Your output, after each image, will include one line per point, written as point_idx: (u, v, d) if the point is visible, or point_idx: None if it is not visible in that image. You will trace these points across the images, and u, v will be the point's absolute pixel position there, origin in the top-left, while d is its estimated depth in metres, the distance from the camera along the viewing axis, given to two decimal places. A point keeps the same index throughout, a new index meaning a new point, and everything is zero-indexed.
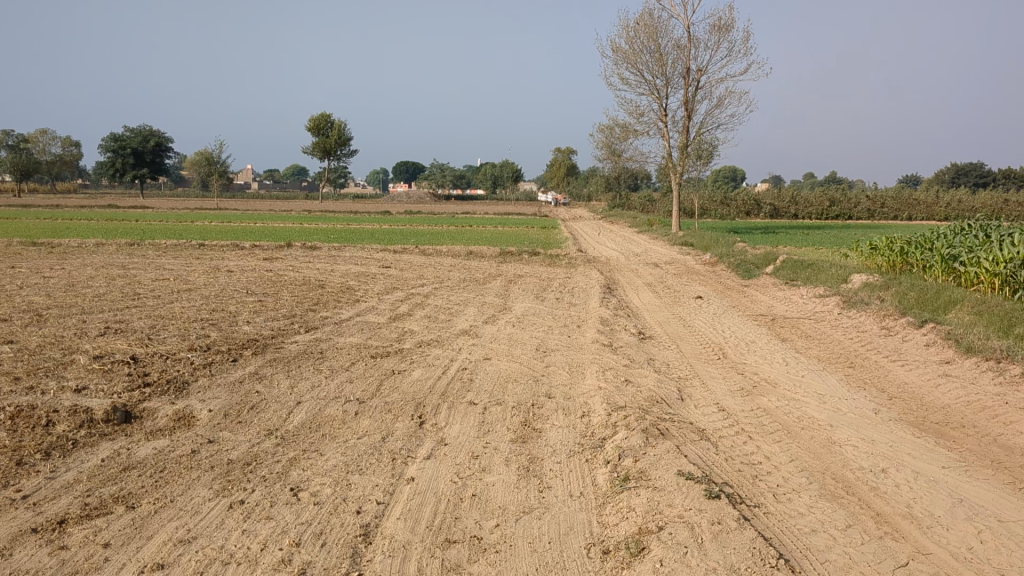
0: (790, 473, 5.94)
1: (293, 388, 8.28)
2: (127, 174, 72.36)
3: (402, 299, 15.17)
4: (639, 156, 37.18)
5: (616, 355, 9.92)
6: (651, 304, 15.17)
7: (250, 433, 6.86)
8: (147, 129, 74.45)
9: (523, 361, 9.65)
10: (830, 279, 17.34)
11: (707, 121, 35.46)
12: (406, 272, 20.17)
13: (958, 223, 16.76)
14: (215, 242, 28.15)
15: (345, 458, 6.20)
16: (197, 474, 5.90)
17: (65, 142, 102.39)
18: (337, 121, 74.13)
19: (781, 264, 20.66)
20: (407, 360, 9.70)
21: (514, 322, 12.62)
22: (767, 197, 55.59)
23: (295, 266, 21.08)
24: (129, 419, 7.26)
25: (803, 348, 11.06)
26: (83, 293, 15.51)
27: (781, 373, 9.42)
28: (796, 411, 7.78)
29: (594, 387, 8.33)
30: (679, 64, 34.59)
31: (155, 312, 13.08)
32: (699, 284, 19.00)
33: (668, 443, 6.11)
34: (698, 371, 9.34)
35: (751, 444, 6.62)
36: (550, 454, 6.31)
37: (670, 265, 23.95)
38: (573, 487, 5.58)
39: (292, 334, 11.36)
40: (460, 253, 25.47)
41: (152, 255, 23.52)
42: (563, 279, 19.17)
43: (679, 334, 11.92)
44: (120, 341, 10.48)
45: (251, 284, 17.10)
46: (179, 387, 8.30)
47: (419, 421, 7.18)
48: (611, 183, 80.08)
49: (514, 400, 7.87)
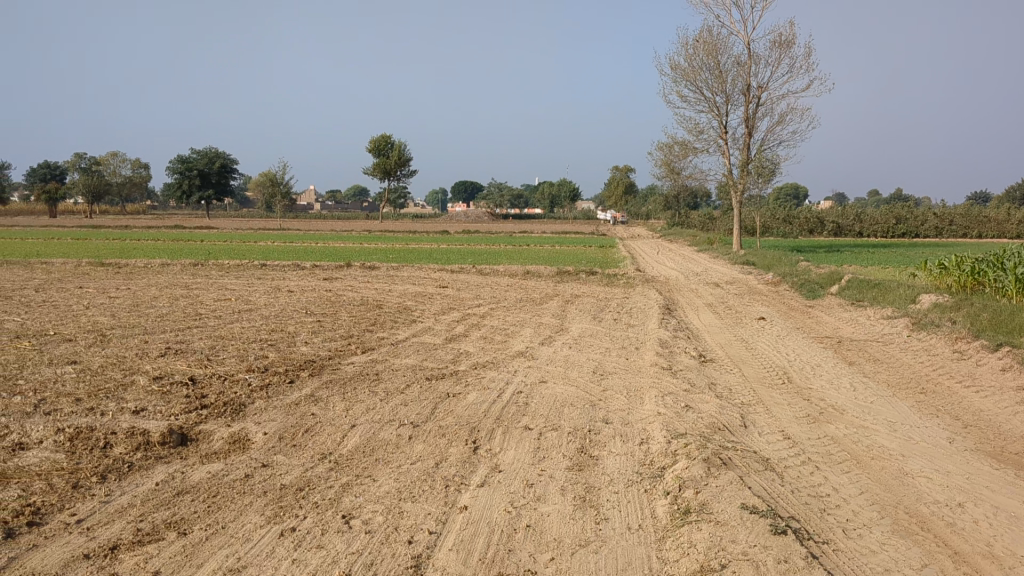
0: (860, 506, 5.66)
1: (348, 411, 8.21)
2: (193, 196, 73.97)
3: (458, 319, 15.10)
4: (699, 174, 36.78)
5: (676, 379, 9.67)
6: (712, 325, 14.87)
7: (304, 457, 6.79)
8: (213, 151, 76.15)
9: (580, 385, 9.47)
10: (899, 300, 16.83)
11: (768, 138, 34.96)
12: (463, 292, 20.11)
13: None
14: (277, 262, 28.51)
15: (398, 484, 6.09)
16: (249, 500, 5.85)
17: (135, 165, 105.17)
18: (397, 142, 74.90)
19: (847, 284, 20.14)
20: (462, 382, 9.59)
21: (571, 344, 12.44)
22: (830, 214, 54.81)
23: (354, 286, 21.19)
24: (184, 441, 7.26)
25: (871, 372, 10.68)
26: (146, 313, 15.76)
27: (848, 399, 9.09)
28: (866, 439, 7.47)
29: (653, 412, 8.11)
30: (739, 81, 34.16)
31: (215, 332, 13.22)
32: (761, 304, 18.61)
33: (730, 473, 5.88)
34: (762, 397, 9.05)
35: (818, 475, 6.36)
36: (607, 483, 6.12)
37: (731, 284, 23.54)
38: (632, 519, 5.39)
39: (349, 355, 11.34)
40: (518, 272, 25.37)
41: (215, 275, 23.88)
42: (621, 299, 18.94)
43: (742, 357, 11.63)
44: (180, 362, 10.56)
45: (310, 304, 17.20)
46: (235, 409, 8.29)
47: (474, 446, 7.04)
48: (671, 202, 79.41)
49: (570, 426, 7.69)
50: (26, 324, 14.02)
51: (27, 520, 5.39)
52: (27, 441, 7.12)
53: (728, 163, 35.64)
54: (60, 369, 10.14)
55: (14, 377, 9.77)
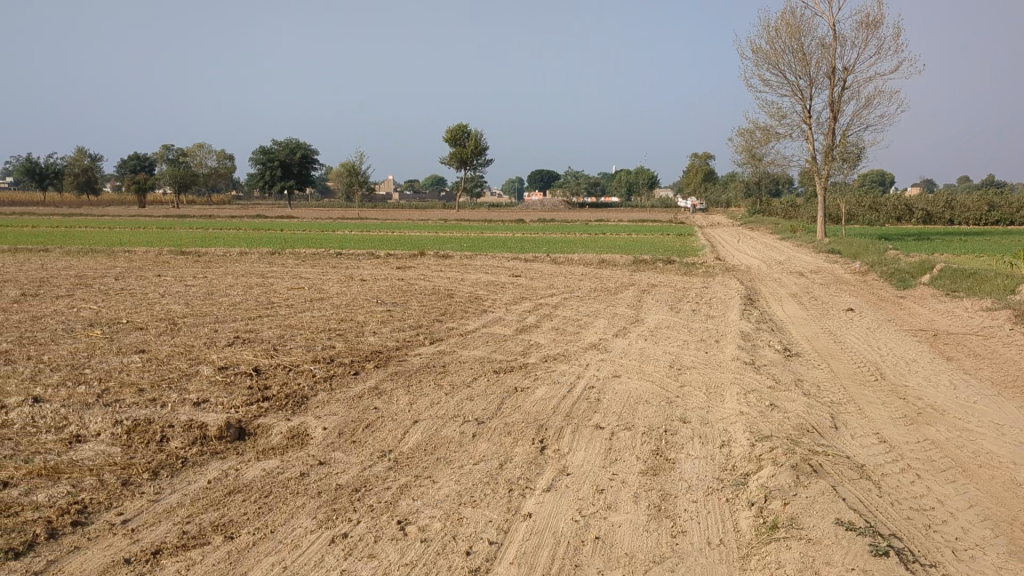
0: (970, 523, 5.05)
1: (411, 405, 7.87)
2: (275, 186, 75.19)
3: (530, 310, 14.66)
4: (781, 160, 35.66)
5: (759, 375, 9.10)
6: (797, 317, 14.17)
7: (364, 454, 6.47)
8: (293, 141, 77.07)
9: (656, 380, 8.95)
10: (996, 290, 15.88)
11: (855, 123, 33.62)
12: (536, 281, 19.72)
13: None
14: (352, 250, 28.46)
15: (459, 487, 5.69)
16: (302, 501, 5.52)
17: (220, 156, 107.54)
18: (474, 131, 74.78)
19: (939, 274, 19.12)
20: (532, 376, 9.17)
21: (647, 336, 11.92)
22: (920, 201, 52.73)
23: (426, 275, 20.95)
24: (242, 436, 7.01)
25: (972, 368, 9.94)
26: (219, 302, 15.70)
27: (949, 398, 8.40)
28: (971, 444, 6.81)
29: (734, 412, 7.56)
30: (824, 64, 32.88)
31: (285, 321, 13.07)
32: (849, 295, 17.72)
33: (823, 483, 5.35)
34: (853, 395, 8.42)
35: (919, 484, 5.77)
36: (685, 490, 5.64)
37: (815, 273, 22.61)
38: (712, 533, 4.90)
39: (416, 346, 11.01)
40: (593, 261, 24.85)
41: (291, 264, 23.93)
42: (699, 289, 18.30)
43: (830, 351, 10.97)
44: (246, 352, 10.38)
45: (382, 293, 17.00)
46: (297, 401, 8.01)
47: (540, 446, 6.62)
48: (752, 190, 77.54)
49: (645, 425, 7.20)
50: (102, 312, 14.08)
51: (71, 520, 5.16)
52: (83, 434, 6.95)
53: (812, 149, 34.43)
54: (126, 358, 10.04)
55: (81, 365, 9.71)
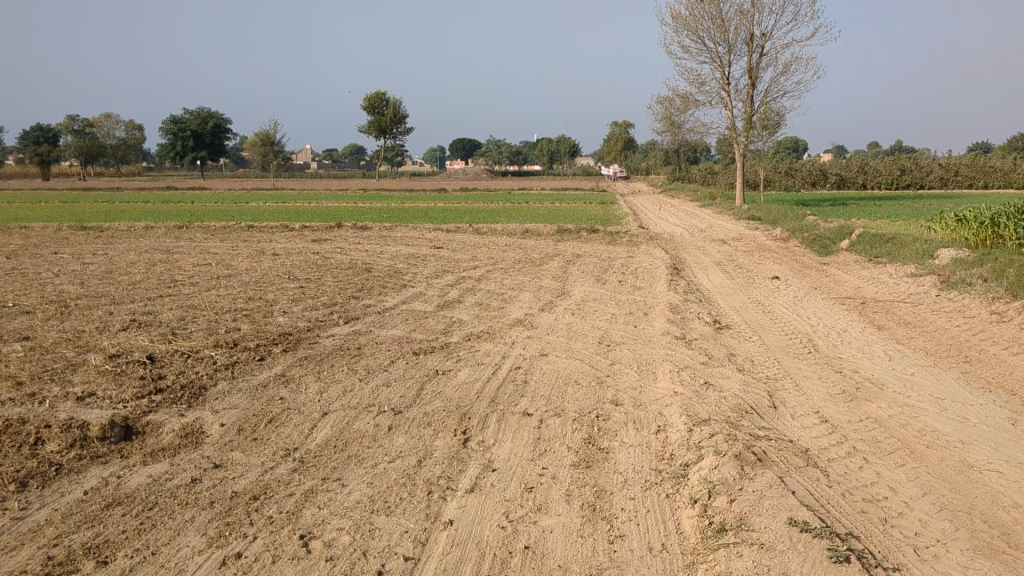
0: (927, 515, 4.68)
1: (321, 394, 7.23)
2: (187, 156, 72.56)
3: (451, 284, 14.03)
4: (700, 128, 35.53)
5: (692, 350, 8.68)
6: (724, 286, 13.88)
7: (265, 454, 5.81)
8: (206, 110, 74.39)
9: (585, 358, 8.46)
10: (916, 255, 15.93)
11: (773, 89, 33.62)
12: (458, 253, 19.07)
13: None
14: (266, 223, 27.30)
15: (371, 491, 5.10)
16: (191, 514, 4.85)
17: (129, 126, 103.42)
18: (392, 99, 73.32)
19: (859, 239, 19.13)
20: (454, 357, 8.58)
21: (573, 309, 11.42)
22: (834, 166, 53.22)
23: (343, 248, 20.10)
24: (129, 436, 6.26)
25: (905, 337, 9.72)
26: (119, 281, 14.68)
27: (886, 370, 8.12)
28: (915, 421, 6.50)
29: (669, 392, 7.12)
30: (742, 31, 32.76)
31: (188, 301, 12.21)
32: (772, 262, 17.52)
33: (769, 475, 4.93)
34: (788, 369, 8.08)
35: (868, 470, 5.39)
36: (621, 485, 5.15)
37: (737, 240, 22.50)
38: (652, 537, 4.42)
39: (330, 326, 10.31)
40: (515, 231, 24.29)
41: (200, 238, 22.80)
42: (624, 258, 17.91)
43: (761, 322, 10.64)
44: (142, 337, 9.53)
45: (295, 269, 16.14)
46: (194, 393, 7.29)
47: (463, 438, 6.05)
48: (672, 156, 77.91)
49: (576, 410, 6.69)
50: None
51: None
52: None
53: (732, 116, 34.38)
54: (6, 348, 9.12)
55: None
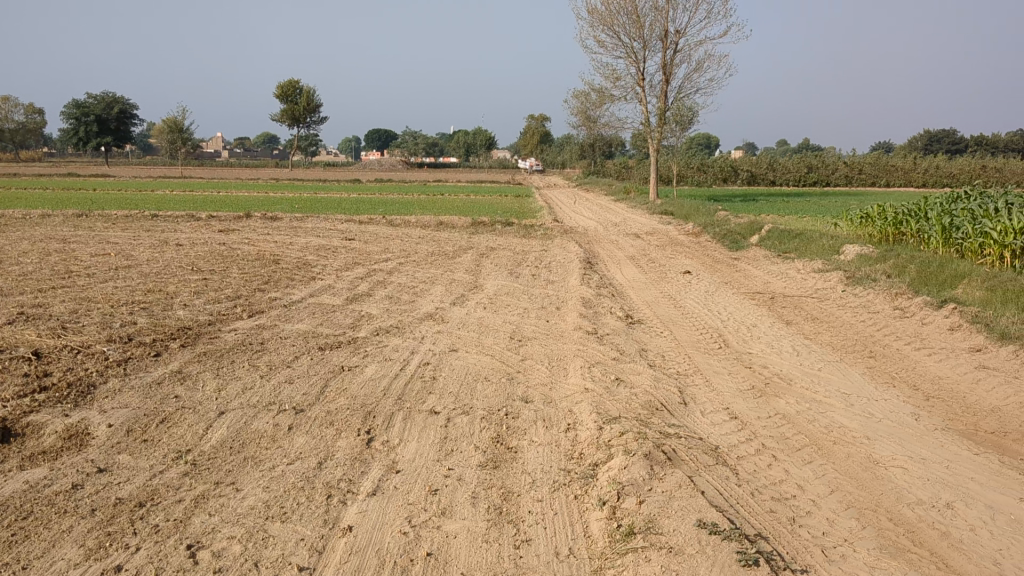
0: (835, 513, 4.66)
1: (220, 392, 6.90)
2: (91, 142, 69.93)
3: (362, 276, 13.69)
4: (615, 123, 35.75)
5: (603, 345, 8.60)
6: (636, 280, 13.90)
7: (155, 457, 5.48)
8: (111, 95, 71.80)
9: (496, 354, 8.29)
10: (822, 251, 16.25)
11: (686, 86, 34.04)
12: (370, 245, 18.70)
13: (952, 190, 16.16)
14: (171, 212, 26.37)
15: (267, 496, 4.83)
16: (69, 523, 4.51)
17: (29, 109, 99.16)
18: (306, 87, 71.93)
19: (768, 234, 19.46)
20: (361, 353, 8.31)
21: (485, 304, 11.25)
22: (744, 163, 54.19)
23: (251, 239, 19.52)
24: (5, 438, 5.82)
25: (812, 332, 9.85)
26: (8, 271, 13.91)
27: (794, 365, 8.17)
28: (822, 417, 6.53)
29: (579, 389, 7.00)
30: (657, 27, 33.06)
31: (82, 293, 11.61)
32: (684, 257, 17.65)
33: (679, 474, 4.84)
34: (699, 365, 8.05)
35: (776, 467, 5.37)
36: (529, 486, 5.00)
37: (650, 234, 22.69)
38: (560, 541, 4.29)
39: (233, 320, 9.92)
40: (430, 223, 24.01)
41: (99, 227, 21.86)
42: (538, 252, 17.81)
43: (672, 317, 10.66)
44: (29, 331, 8.99)
45: (199, 259, 15.56)
46: (82, 391, 6.87)
47: (366, 438, 5.81)
48: (588, 150, 78.42)
49: (484, 407, 6.51)
50: None
51: None
52: None
53: (646, 111, 34.70)
54: None
55: None
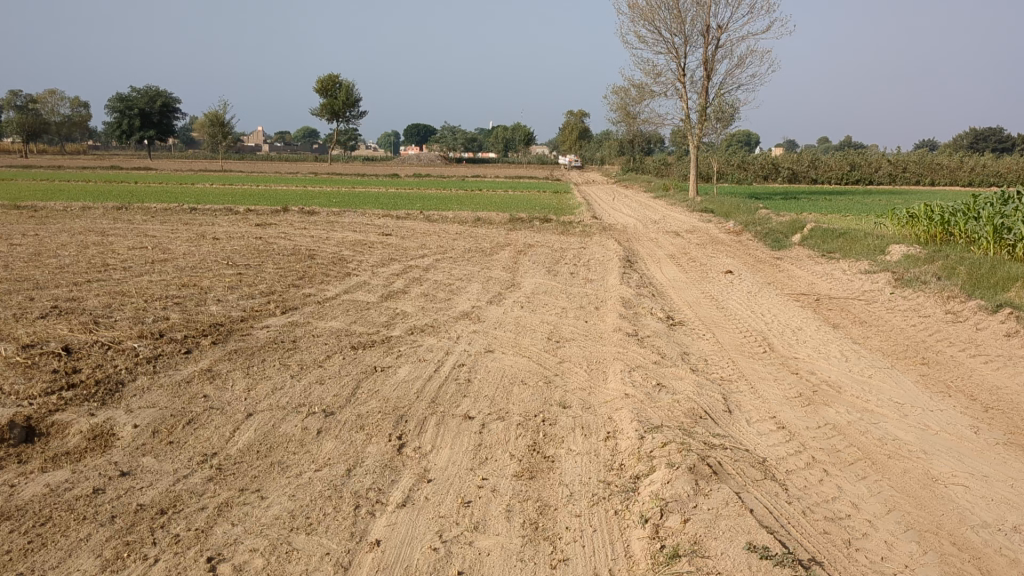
0: (893, 536, 4.36)
1: (249, 392, 6.73)
2: (133, 135, 70.67)
3: (397, 273, 13.51)
4: (655, 119, 35.33)
5: (644, 348, 8.32)
6: (677, 280, 13.57)
7: (180, 461, 5.31)
8: (154, 89, 72.49)
9: (532, 355, 8.05)
10: (868, 251, 15.79)
11: (728, 82, 33.51)
12: (407, 240, 18.57)
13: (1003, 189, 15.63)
14: (209, 205, 26.42)
15: (293, 506, 4.63)
16: (87, 531, 4.34)
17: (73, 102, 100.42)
18: (346, 82, 72.17)
19: (811, 233, 19.00)
20: (395, 353, 8.10)
21: (522, 302, 11.02)
22: (785, 160, 53.40)
23: (288, 233, 19.44)
24: (31, 437, 5.70)
25: (860, 337, 9.48)
26: (46, 264, 13.91)
27: (843, 372, 7.83)
28: (875, 428, 6.20)
29: (619, 394, 6.74)
30: (699, 22, 32.58)
31: (116, 287, 11.53)
32: (725, 256, 17.28)
33: (725, 490, 4.57)
34: (744, 370, 7.75)
35: (829, 483, 5.07)
36: (567, 500, 4.75)
37: (690, 232, 22.32)
38: (599, 562, 4.03)
39: (266, 317, 9.77)
40: (467, 219, 23.80)
41: (138, 220, 21.89)
42: (577, 249, 17.57)
43: (714, 319, 10.34)
44: (61, 326, 8.89)
45: (234, 254, 15.48)
46: (110, 389, 6.74)
47: (398, 444, 5.60)
48: (627, 147, 77.88)
49: (520, 413, 6.27)
50: None
51: None
52: None
53: (686, 108, 34.22)
54: None
55: None
